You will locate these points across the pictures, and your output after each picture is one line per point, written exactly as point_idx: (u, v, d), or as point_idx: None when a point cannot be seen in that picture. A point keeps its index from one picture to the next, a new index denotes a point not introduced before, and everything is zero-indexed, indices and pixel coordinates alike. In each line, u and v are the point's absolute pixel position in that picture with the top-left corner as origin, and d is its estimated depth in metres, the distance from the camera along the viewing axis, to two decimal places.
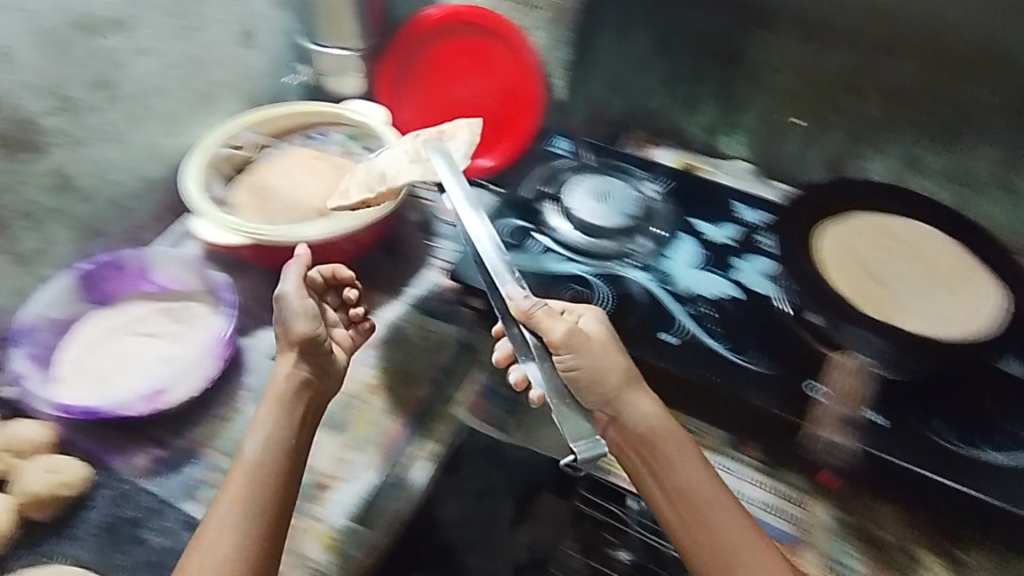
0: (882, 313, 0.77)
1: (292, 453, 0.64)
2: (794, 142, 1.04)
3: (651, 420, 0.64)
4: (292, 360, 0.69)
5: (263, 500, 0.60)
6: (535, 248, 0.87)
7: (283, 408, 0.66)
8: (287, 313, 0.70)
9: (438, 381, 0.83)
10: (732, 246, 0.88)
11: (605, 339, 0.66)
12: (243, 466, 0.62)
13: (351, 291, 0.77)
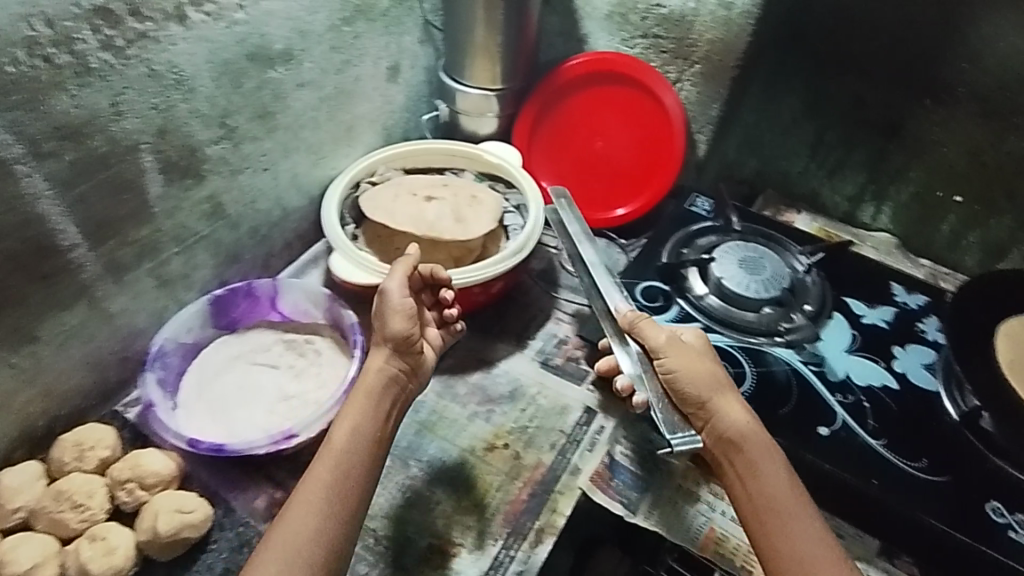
0: None
1: (371, 439, 0.63)
2: (951, 222, 0.98)
3: (745, 442, 0.62)
4: (384, 354, 0.68)
5: (346, 486, 0.59)
6: (676, 313, 0.82)
7: (374, 399, 0.66)
8: (387, 303, 0.69)
9: (562, 447, 0.77)
10: (888, 331, 0.81)
11: (704, 356, 0.68)
12: (329, 444, 0.62)
13: (447, 293, 0.76)
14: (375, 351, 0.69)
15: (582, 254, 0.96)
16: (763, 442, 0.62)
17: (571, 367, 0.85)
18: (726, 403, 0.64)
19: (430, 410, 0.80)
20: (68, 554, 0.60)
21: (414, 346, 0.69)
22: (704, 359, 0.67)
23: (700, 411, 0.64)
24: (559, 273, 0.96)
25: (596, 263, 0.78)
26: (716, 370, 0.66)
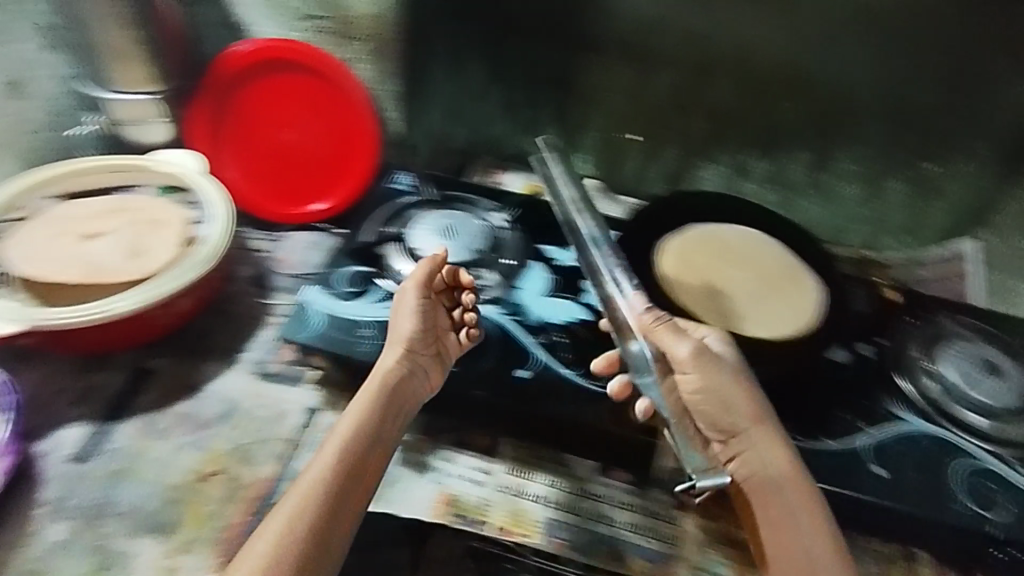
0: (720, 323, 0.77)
1: (377, 433, 0.68)
2: (635, 159, 1.09)
3: (772, 468, 0.66)
4: (399, 355, 0.74)
5: (352, 484, 0.63)
6: (380, 296, 0.82)
7: (376, 398, 0.70)
8: (399, 311, 0.77)
9: (284, 455, 0.75)
10: (581, 270, 0.87)
11: (745, 379, 0.71)
12: (331, 441, 0.66)
13: (469, 297, 0.80)
14: (390, 349, 0.75)
15: (293, 251, 0.93)
16: (792, 473, 0.66)
17: (285, 370, 0.83)
18: (755, 434, 0.68)
19: (127, 455, 0.73)
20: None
21: (429, 346, 0.76)
22: (738, 382, 0.70)
23: (731, 440, 0.69)
24: (273, 276, 0.91)
25: (597, 236, 0.86)
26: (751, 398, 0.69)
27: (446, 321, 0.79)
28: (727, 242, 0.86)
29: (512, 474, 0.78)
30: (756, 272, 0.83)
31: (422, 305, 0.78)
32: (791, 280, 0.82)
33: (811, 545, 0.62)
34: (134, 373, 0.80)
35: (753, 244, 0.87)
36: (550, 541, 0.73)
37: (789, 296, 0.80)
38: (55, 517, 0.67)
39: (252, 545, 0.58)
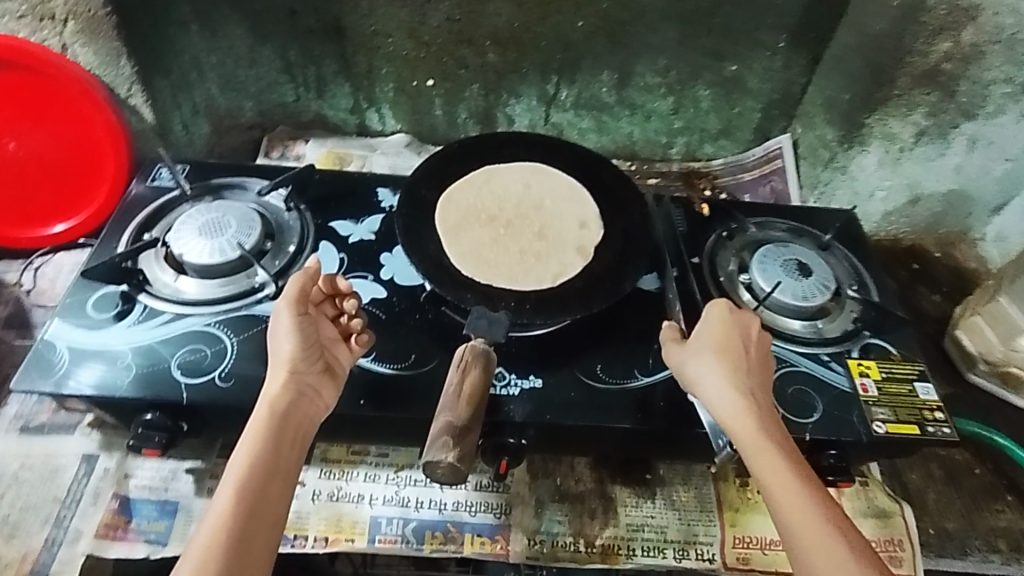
0: (527, 268, 0.73)
1: (280, 461, 0.54)
2: (438, 103, 1.00)
3: (761, 450, 0.55)
4: (284, 377, 0.59)
5: (254, 532, 0.49)
6: (141, 313, 0.72)
7: (270, 431, 0.55)
8: (280, 330, 0.61)
9: (57, 517, 0.66)
10: (374, 242, 0.81)
11: (724, 339, 0.62)
12: (226, 481, 0.51)
13: (351, 304, 0.67)
14: (272, 374, 0.59)
15: (56, 278, 0.85)
16: (779, 440, 0.56)
17: (60, 418, 0.72)
18: (734, 403, 0.59)
19: None
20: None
21: (315, 363, 0.61)
22: (715, 353, 0.61)
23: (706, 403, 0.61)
24: (30, 313, 0.81)
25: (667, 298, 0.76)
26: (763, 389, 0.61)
27: (330, 331, 0.65)
28: (496, 178, 0.81)
29: (327, 478, 0.72)
30: (533, 204, 0.79)
31: (305, 326, 0.61)
32: (568, 198, 0.80)
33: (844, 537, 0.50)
34: None
35: (524, 182, 0.81)
36: (376, 540, 0.68)
37: (575, 217, 0.78)
38: None
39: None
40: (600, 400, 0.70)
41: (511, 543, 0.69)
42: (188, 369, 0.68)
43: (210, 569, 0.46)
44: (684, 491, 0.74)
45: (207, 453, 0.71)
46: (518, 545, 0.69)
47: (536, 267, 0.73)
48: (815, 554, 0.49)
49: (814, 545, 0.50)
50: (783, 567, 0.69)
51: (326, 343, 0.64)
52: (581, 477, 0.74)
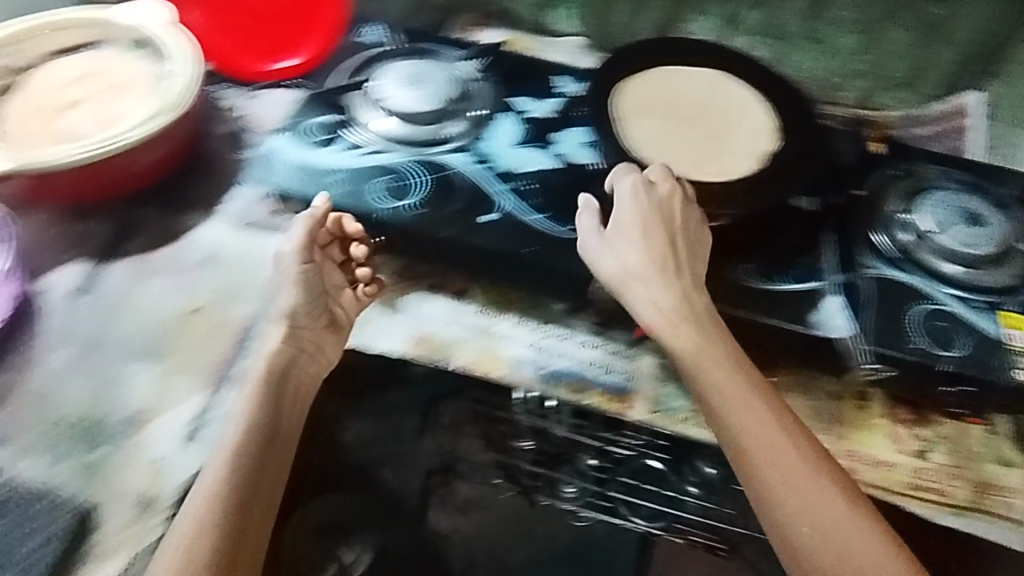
0: (694, 162, 0.78)
1: (274, 419, 0.66)
2: (624, 9, 1.05)
3: (716, 378, 0.66)
4: (284, 330, 0.73)
5: (263, 471, 0.63)
6: (347, 142, 0.81)
7: (267, 390, 0.68)
8: (296, 281, 0.75)
9: (265, 294, 0.78)
10: (553, 119, 0.85)
11: (648, 215, 0.73)
12: (227, 438, 0.64)
13: (358, 247, 0.77)
14: (274, 326, 0.74)
15: (270, 109, 0.93)
16: (728, 362, 0.67)
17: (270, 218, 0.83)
18: (695, 350, 0.68)
19: (116, 295, 0.77)
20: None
21: (319, 318, 0.75)
22: (641, 241, 0.73)
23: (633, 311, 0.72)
24: (247, 133, 0.91)
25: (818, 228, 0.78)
26: (685, 280, 0.71)
27: (337, 279, 0.78)
28: (676, 77, 0.84)
29: (481, 316, 0.80)
30: (707, 104, 0.83)
31: (306, 271, 0.75)
32: (744, 105, 0.83)
33: (800, 452, 0.61)
34: (121, 224, 0.82)
35: (701, 83, 0.84)
36: (516, 374, 0.77)
37: (749, 122, 0.81)
38: (59, 346, 0.73)
39: (171, 561, 0.56)
40: (745, 294, 0.74)
41: (634, 406, 0.76)
42: (388, 194, 0.77)
43: (212, 497, 0.59)
44: (806, 402, 0.75)
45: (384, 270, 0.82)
46: (641, 407, 0.76)
47: (703, 162, 0.78)
48: (790, 493, 0.59)
49: (792, 482, 0.59)
50: (890, 487, 0.71)
51: (336, 290, 0.77)
52: None
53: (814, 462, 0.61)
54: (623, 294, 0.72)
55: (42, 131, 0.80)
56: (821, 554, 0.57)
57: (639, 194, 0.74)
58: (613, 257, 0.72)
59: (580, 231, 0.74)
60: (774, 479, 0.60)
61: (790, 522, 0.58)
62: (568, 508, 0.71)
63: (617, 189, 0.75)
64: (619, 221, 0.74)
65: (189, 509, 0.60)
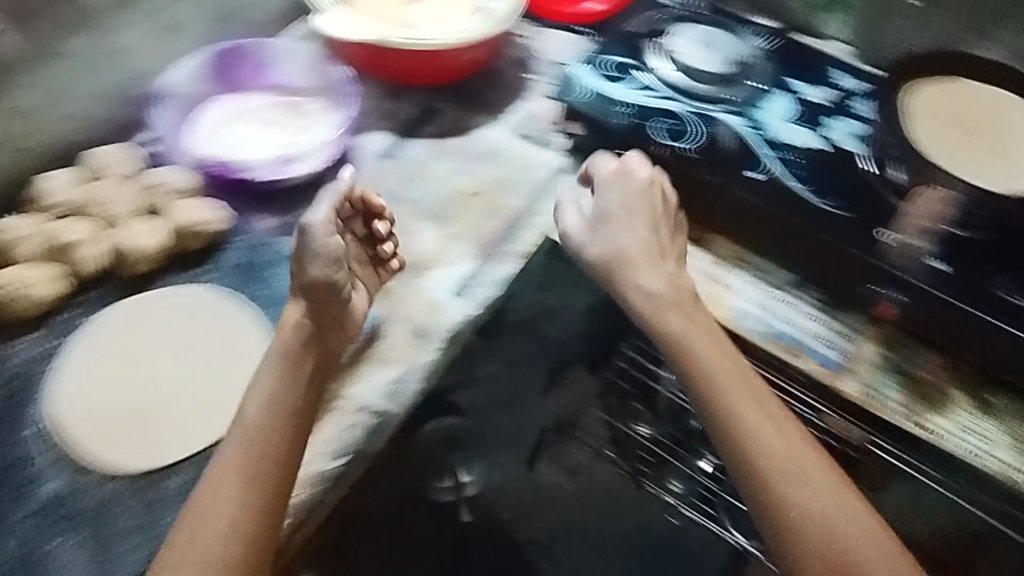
0: (980, 165, 0.81)
1: (299, 397, 0.62)
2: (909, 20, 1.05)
3: (706, 360, 0.65)
4: (301, 303, 0.67)
5: (267, 466, 0.57)
6: (634, 83, 0.89)
7: (287, 365, 0.63)
8: (310, 257, 0.68)
9: (535, 192, 0.89)
10: (826, 106, 0.89)
11: (610, 197, 0.75)
12: (252, 405, 0.60)
13: (381, 224, 0.76)
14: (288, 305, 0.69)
15: (547, 42, 1.03)
16: (714, 349, 0.66)
17: (543, 134, 0.94)
18: (711, 358, 0.65)
19: (415, 164, 0.90)
20: (112, 236, 0.72)
21: (337, 298, 0.68)
22: (614, 220, 0.74)
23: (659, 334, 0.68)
24: (534, 60, 1.01)
25: None
26: (661, 266, 0.72)
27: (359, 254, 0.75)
28: (973, 94, 0.89)
29: (715, 266, 0.86)
30: (1001, 125, 0.86)
31: (330, 245, 0.68)
32: None
33: (783, 433, 0.61)
34: (422, 108, 0.95)
35: (998, 106, 0.88)
36: (739, 322, 0.82)
37: None
38: (363, 191, 0.85)
39: (197, 529, 0.54)
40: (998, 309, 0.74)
41: (846, 383, 0.78)
42: (665, 134, 0.85)
43: (232, 487, 0.55)
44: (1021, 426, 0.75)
45: None
46: (851, 386, 0.77)
47: (989, 168, 0.81)
48: (821, 501, 0.57)
49: (813, 486, 0.58)
50: None
51: (359, 266, 0.75)
52: (922, 367, 0.79)
53: (833, 474, 0.60)
54: (617, 276, 0.72)
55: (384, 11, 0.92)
56: (796, 526, 0.57)
57: (615, 183, 0.76)
58: (603, 242, 0.73)
59: (565, 207, 0.78)
60: (769, 465, 0.59)
61: (781, 502, 0.58)
62: (667, 499, 0.68)
63: (597, 173, 0.78)
64: (607, 211, 0.75)
65: (210, 479, 0.56)
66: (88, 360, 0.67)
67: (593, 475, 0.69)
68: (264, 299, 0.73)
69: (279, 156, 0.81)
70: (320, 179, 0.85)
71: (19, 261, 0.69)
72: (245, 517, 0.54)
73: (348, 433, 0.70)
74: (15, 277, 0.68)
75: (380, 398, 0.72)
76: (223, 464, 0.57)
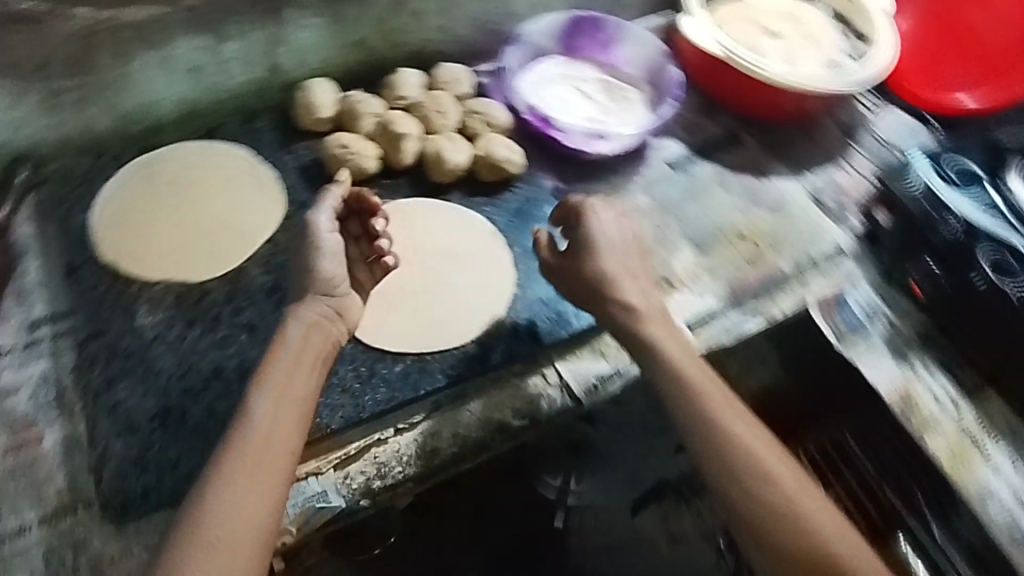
0: None
1: (301, 390, 0.57)
2: None
3: (696, 381, 0.61)
4: (309, 295, 0.61)
5: (269, 462, 0.53)
6: (984, 197, 0.78)
7: (292, 357, 0.58)
8: (321, 253, 0.62)
9: (808, 261, 0.82)
10: None
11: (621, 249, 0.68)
12: (261, 401, 0.55)
13: (378, 221, 0.70)
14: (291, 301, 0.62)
15: (889, 125, 0.94)
16: (700, 370, 0.62)
17: (841, 209, 0.87)
18: (701, 380, 0.61)
19: (699, 184, 0.87)
20: (431, 141, 0.79)
21: (328, 304, 0.62)
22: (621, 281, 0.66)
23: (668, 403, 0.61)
24: (864, 132, 0.94)
25: None
26: (639, 281, 0.67)
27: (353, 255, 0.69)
28: None
29: (974, 423, 0.74)
30: None
31: (334, 242, 0.63)
32: None
33: (782, 462, 0.58)
34: (730, 135, 0.91)
35: None
36: (982, 497, 0.70)
37: None
38: (641, 190, 0.85)
39: (212, 526, 0.49)
40: None
41: None
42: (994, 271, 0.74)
43: (237, 484, 0.51)
44: None
45: (906, 321, 0.80)
46: None
47: None
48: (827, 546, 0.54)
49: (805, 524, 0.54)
50: None
51: (352, 268, 0.69)
52: None
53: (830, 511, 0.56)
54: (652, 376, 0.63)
55: (742, 34, 0.90)
56: (784, 528, 0.55)
57: (596, 218, 0.69)
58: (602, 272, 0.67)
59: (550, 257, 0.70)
60: (767, 499, 0.55)
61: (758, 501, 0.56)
62: None
63: (591, 215, 0.69)
64: (591, 245, 0.68)
65: (219, 475, 0.52)
66: None
67: (698, 556, 0.81)
68: (522, 248, 0.78)
69: (593, 129, 0.84)
70: (609, 165, 0.86)
71: (359, 132, 0.79)
72: (256, 522, 0.50)
73: (537, 401, 0.69)
74: (351, 144, 0.77)
75: (582, 385, 0.71)
76: (225, 461, 0.52)
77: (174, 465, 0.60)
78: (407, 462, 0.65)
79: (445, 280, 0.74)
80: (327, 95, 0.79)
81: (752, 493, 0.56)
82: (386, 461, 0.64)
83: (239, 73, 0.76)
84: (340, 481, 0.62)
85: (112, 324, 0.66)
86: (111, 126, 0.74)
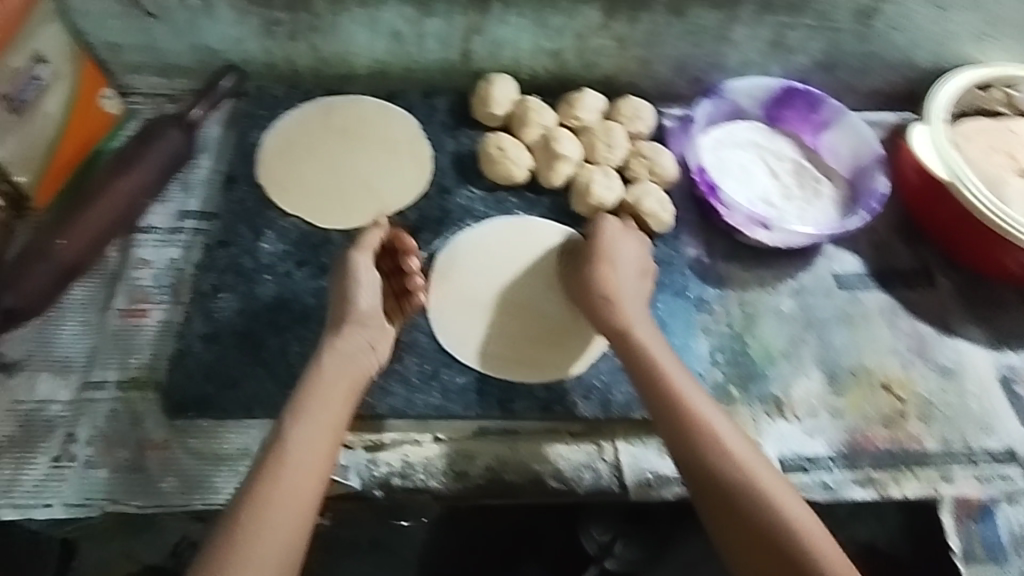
0: None
1: (332, 418, 0.57)
2: None
3: (683, 389, 0.60)
4: (344, 327, 0.62)
5: (299, 483, 0.53)
6: None
7: (327, 384, 0.58)
8: (360, 287, 0.64)
9: (960, 448, 0.68)
10: None
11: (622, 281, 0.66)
12: (294, 426, 0.55)
13: (414, 262, 0.68)
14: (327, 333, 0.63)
15: None
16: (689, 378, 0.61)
17: None
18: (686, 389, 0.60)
19: (862, 313, 0.75)
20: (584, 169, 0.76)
21: (361, 338, 0.61)
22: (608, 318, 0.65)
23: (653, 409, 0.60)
24: None
25: None
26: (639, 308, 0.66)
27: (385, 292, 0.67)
28: None
29: None
30: None
31: (372, 276, 0.65)
32: None
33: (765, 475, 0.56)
34: (923, 272, 0.78)
35: None
36: None
37: None
38: (790, 295, 0.75)
39: (247, 550, 0.49)
40: None
41: None
42: None
43: (268, 502, 0.51)
44: None
45: None
46: None
47: None
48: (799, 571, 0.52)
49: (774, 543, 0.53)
50: None
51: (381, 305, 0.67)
52: None
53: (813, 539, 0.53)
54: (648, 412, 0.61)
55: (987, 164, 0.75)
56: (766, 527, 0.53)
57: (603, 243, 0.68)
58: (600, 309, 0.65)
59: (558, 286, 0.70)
60: (741, 512, 0.54)
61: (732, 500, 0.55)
62: None
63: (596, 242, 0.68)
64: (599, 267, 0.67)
65: (252, 494, 0.52)
66: (490, 241, 0.73)
67: None
68: None
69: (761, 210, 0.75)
70: (765, 257, 0.77)
71: (521, 139, 0.77)
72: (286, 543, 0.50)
73: (583, 470, 0.65)
74: (508, 148, 0.75)
75: (636, 473, 0.65)
76: (259, 481, 0.53)
77: (234, 384, 0.64)
78: (432, 475, 0.63)
79: (541, 310, 0.71)
80: (506, 94, 0.78)
81: (723, 504, 0.55)
82: (413, 464, 0.64)
83: (433, 50, 0.78)
84: (365, 464, 0.63)
85: (239, 239, 0.71)
86: (310, 66, 0.79)
